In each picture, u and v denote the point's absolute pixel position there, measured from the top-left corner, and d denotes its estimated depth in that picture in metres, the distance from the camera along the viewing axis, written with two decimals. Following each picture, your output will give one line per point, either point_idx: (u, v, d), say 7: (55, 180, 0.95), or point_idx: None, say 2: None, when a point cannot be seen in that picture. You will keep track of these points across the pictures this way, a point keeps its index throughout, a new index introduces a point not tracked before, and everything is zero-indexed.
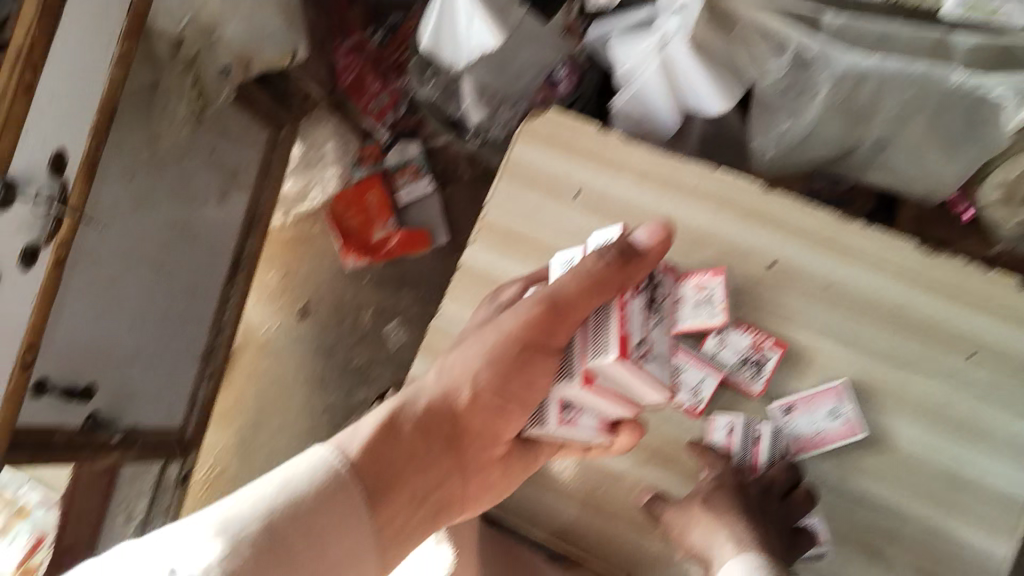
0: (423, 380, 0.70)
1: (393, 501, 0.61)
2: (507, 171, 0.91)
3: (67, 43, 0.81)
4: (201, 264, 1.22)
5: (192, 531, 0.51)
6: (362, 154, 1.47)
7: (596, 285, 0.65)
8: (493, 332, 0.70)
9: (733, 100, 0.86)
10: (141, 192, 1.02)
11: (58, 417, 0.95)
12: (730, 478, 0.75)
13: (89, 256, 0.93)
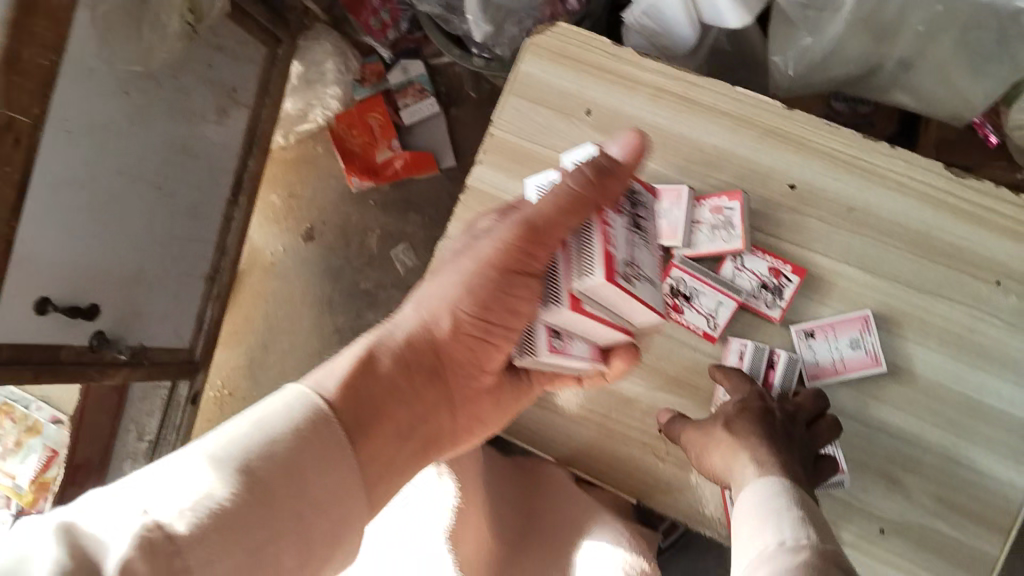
0: (400, 314, 0.70)
1: (380, 433, 0.60)
2: (515, 88, 0.87)
3: None
4: (203, 185, 1.18)
5: (170, 471, 0.48)
6: (363, 73, 1.44)
7: (571, 205, 0.62)
8: (468, 260, 0.69)
9: (751, 15, 0.81)
10: (135, 109, 0.98)
11: (63, 334, 0.93)
12: (754, 400, 0.71)
13: (82, 177, 0.90)
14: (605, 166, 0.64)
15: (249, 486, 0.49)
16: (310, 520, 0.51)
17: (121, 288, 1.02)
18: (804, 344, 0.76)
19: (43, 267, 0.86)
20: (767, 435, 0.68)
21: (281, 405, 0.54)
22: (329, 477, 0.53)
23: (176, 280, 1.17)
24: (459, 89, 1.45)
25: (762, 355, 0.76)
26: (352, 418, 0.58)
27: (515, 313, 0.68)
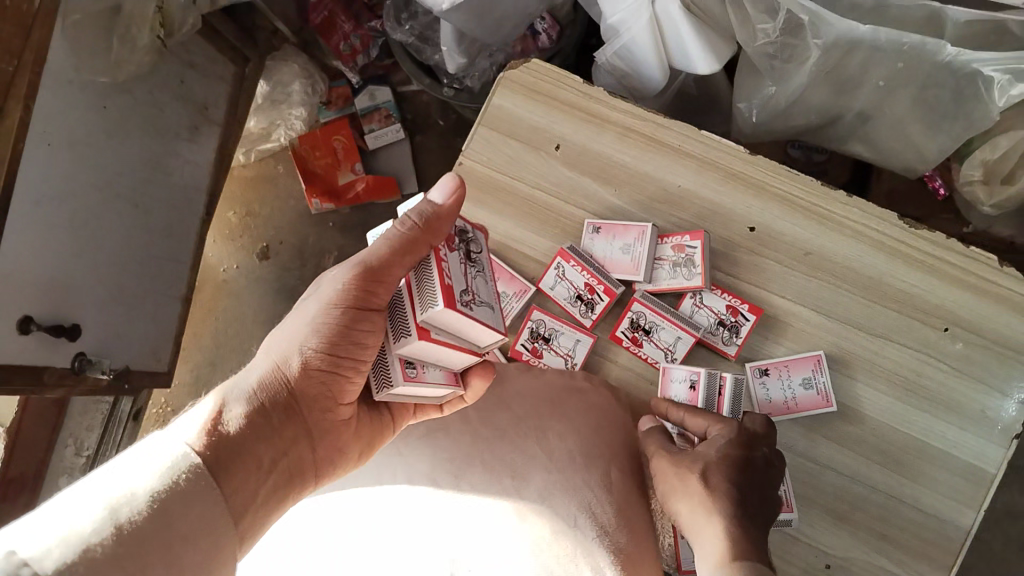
0: (250, 365, 0.65)
1: (237, 473, 0.56)
2: (486, 119, 0.89)
3: None
4: (176, 203, 1.16)
5: (46, 516, 0.46)
6: (330, 96, 1.44)
7: (401, 248, 0.59)
8: (312, 305, 0.64)
9: (718, 62, 0.83)
10: (110, 123, 0.98)
11: (46, 355, 0.90)
12: (734, 434, 0.70)
13: (59, 188, 0.89)
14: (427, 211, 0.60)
15: (127, 520, 0.47)
16: (183, 554, 0.48)
17: (104, 302, 1.01)
18: (757, 382, 0.79)
19: (22, 280, 0.85)
20: (738, 477, 0.66)
21: (150, 447, 0.53)
22: (197, 507, 0.51)
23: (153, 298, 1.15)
24: (426, 117, 1.46)
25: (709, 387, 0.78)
26: (212, 459, 0.54)
27: (365, 349, 0.63)
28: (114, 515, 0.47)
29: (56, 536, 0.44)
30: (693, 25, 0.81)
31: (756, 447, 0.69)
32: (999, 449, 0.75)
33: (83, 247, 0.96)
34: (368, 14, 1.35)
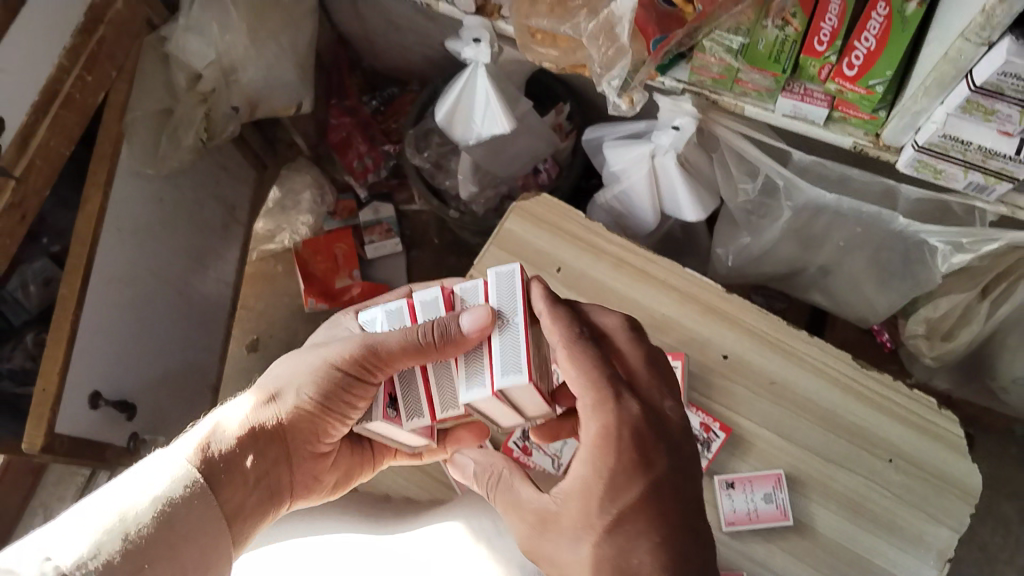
0: (248, 395, 0.76)
1: (228, 488, 0.67)
2: (497, 240, 0.99)
3: (22, 34, 0.90)
4: (197, 294, 1.25)
5: (70, 524, 0.58)
6: (336, 207, 1.56)
7: (413, 349, 0.67)
8: (317, 358, 0.74)
9: (703, 212, 0.95)
10: (157, 219, 1.14)
11: (106, 431, 1.04)
12: (618, 458, 0.62)
13: (123, 274, 1.07)
14: (450, 335, 0.66)
15: (133, 526, 0.59)
16: (181, 552, 0.60)
17: (139, 377, 1.11)
18: (723, 494, 0.88)
19: (93, 365, 1.01)
20: (659, 536, 0.60)
21: (155, 462, 0.64)
22: (195, 512, 0.63)
23: (185, 382, 1.23)
24: (424, 234, 1.58)
25: (501, 279, 0.70)
26: (205, 473, 0.65)
27: (354, 406, 0.73)
28: (123, 520, 0.59)
29: (77, 539, 0.56)
30: (686, 183, 0.92)
31: (654, 463, 0.63)
32: (933, 572, 0.83)
33: (122, 324, 1.07)
34: (383, 138, 1.48)
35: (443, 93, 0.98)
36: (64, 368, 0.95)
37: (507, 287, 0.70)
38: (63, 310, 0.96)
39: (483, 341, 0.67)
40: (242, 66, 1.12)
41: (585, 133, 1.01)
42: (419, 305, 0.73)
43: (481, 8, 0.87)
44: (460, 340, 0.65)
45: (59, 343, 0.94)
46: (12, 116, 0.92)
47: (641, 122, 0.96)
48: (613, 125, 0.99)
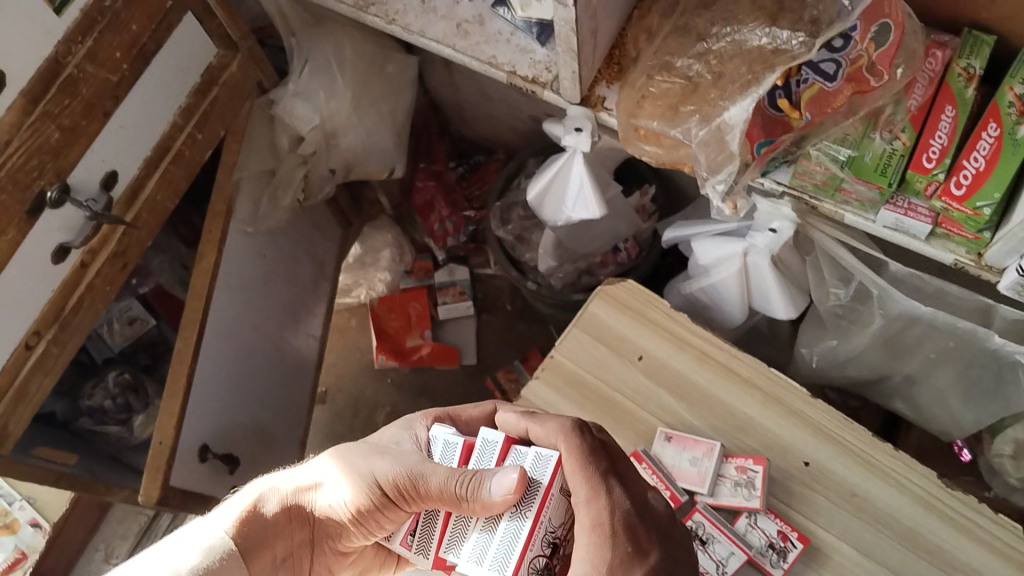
0: (295, 473, 0.82)
1: (258, 563, 0.75)
2: (579, 321, 1.00)
3: (146, 97, 0.95)
4: (281, 349, 1.29)
5: None
6: (413, 266, 1.58)
7: (447, 496, 0.68)
8: (365, 466, 0.77)
9: (792, 310, 0.94)
10: (258, 274, 1.17)
11: (203, 484, 1.08)
12: (615, 552, 0.65)
13: (228, 329, 1.11)
14: (482, 500, 0.65)
15: None
16: None
17: (228, 428, 1.14)
18: None
19: (203, 419, 1.07)
20: None
21: (200, 532, 0.74)
22: None
23: (267, 435, 1.25)
24: (496, 298, 1.58)
25: (542, 462, 0.68)
26: (241, 544, 0.75)
27: (381, 526, 0.75)
28: None
29: None
30: (778, 281, 0.92)
31: (650, 555, 0.67)
32: None
33: (220, 376, 1.10)
34: (465, 204, 1.52)
35: (535, 175, 0.99)
36: (179, 422, 1.01)
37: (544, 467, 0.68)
38: (179, 363, 1.02)
39: (495, 514, 0.65)
40: (343, 132, 1.16)
41: (665, 232, 1.01)
42: (478, 444, 0.72)
43: (585, 100, 0.89)
44: (489, 506, 0.65)
45: (177, 388, 1.01)
46: (123, 171, 0.96)
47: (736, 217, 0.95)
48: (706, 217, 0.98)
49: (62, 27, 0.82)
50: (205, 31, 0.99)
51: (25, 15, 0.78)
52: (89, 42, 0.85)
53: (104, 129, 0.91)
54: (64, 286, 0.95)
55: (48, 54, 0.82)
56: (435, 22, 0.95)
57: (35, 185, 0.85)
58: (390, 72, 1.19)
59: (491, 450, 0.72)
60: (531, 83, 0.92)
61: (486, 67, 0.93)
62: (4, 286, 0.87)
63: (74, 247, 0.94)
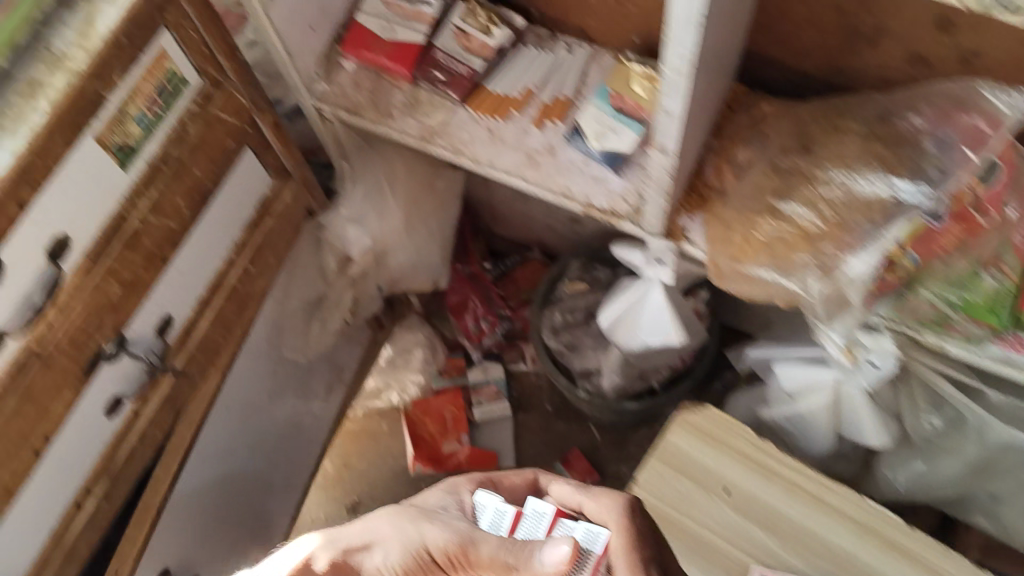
0: (351, 531, 0.77)
1: None
2: (657, 453, 0.93)
3: (203, 235, 0.89)
4: (276, 452, 1.24)
5: None
6: (446, 365, 1.53)
7: (498, 565, 0.65)
8: (411, 530, 0.74)
9: (887, 438, 0.91)
10: (261, 393, 1.12)
11: None
12: None
13: (217, 450, 1.06)
14: (531, 568, 0.62)
15: None
16: None
17: None
18: None
19: (170, 540, 1.00)
20: None
21: None
22: None
23: (241, 536, 1.21)
24: (533, 397, 1.53)
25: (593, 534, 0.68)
26: None
27: None
28: None
29: None
30: (874, 412, 0.89)
31: None
32: None
33: (199, 496, 1.05)
34: (500, 303, 1.48)
35: (608, 300, 0.97)
36: None
37: (597, 538, 0.68)
38: None
39: None
40: (392, 248, 1.13)
41: (751, 348, 1.02)
42: (528, 514, 0.71)
43: (669, 232, 0.85)
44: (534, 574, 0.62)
45: None
46: (179, 313, 0.91)
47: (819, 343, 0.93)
48: (789, 343, 0.96)
49: (128, 181, 0.76)
50: (260, 163, 0.95)
51: (92, 175, 0.72)
52: (152, 195, 0.79)
53: (163, 275, 0.85)
54: (116, 440, 0.87)
55: (112, 210, 0.76)
56: (505, 152, 0.93)
57: (93, 344, 0.78)
58: (439, 187, 1.16)
59: (539, 514, 0.70)
60: (609, 214, 0.89)
61: (560, 198, 0.91)
62: (63, 452, 0.80)
63: (127, 398, 0.87)
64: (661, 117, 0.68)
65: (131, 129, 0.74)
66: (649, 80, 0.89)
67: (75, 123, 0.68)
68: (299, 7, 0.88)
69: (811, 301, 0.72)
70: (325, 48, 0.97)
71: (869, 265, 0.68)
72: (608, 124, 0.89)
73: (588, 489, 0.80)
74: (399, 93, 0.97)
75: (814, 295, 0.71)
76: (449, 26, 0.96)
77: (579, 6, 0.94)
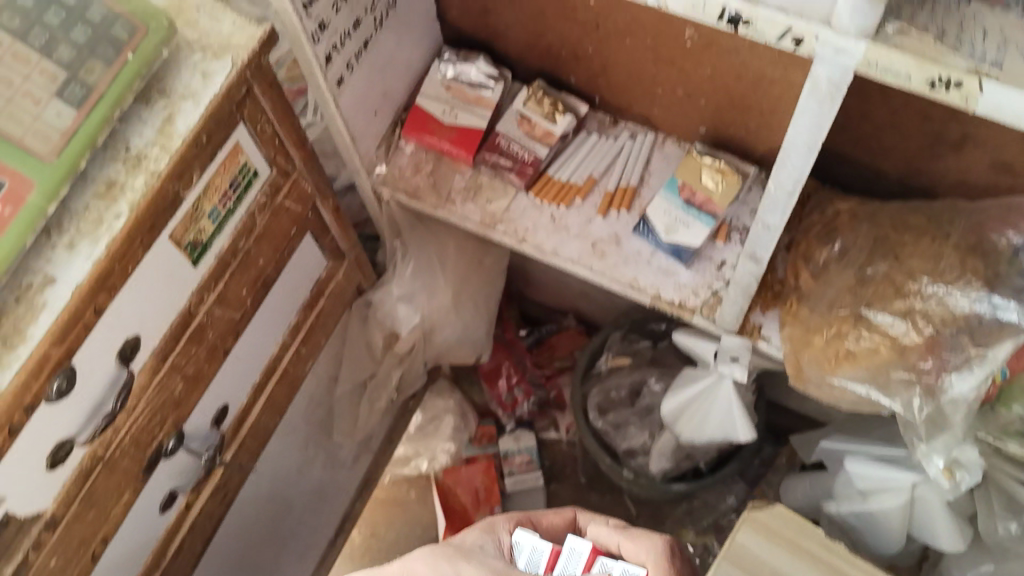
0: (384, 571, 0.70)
1: None
2: (726, 553, 0.86)
3: (260, 322, 0.86)
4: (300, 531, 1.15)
5: None
6: (476, 433, 1.44)
7: None
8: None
9: (962, 543, 0.88)
10: (299, 466, 1.06)
11: None
12: None
13: (243, 526, 0.98)
14: None
15: None
16: None
17: None
18: None
19: None
20: None
21: None
22: None
23: None
24: (565, 467, 1.44)
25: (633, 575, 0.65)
26: None
27: None
28: None
29: None
30: (949, 515, 0.87)
31: None
32: None
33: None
34: (535, 372, 1.45)
35: (673, 389, 0.94)
36: None
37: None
38: None
39: None
40: (439, 325, 1.10)
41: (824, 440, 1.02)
42: (564, 555, 0.67)
43: (741, 328, 0.83)
44: None
45: None
46: (234, 401, 0.88)
47: (899, 445, 0.91)
48: (860, 442, 0.95)
49: (196, 277, 0.73)
50: (318, 247, 0.92)
51: (165, 275, 0.69)
52: (219, 288, 0.77)
53: (222, 366, 0.82)
54: (167, 536, 0.83)
55: (181, 306, 0.73)
56: (569, 240, 0.91)
57: (154, 441, 0.76)
58: (488, 264, 1.14)
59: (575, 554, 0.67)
60: (679, 308, 0.86)
61: (627, 289, 0.88)
62: (121, 549, 0.77)
63: (181, 492, 0.84)
64: (758, 229, 0.67)
65: (204, 225, 0.71)
66: (719, 173, 0.87)
67: (153, 225, 0.64)
68: (365, 95, 0.87)
69: (912, 418, 0.71)
70: (385, 131, 0.96)
71: (972, 384, 0.68)
72: (678, 217, 0.87)
73: (625, 529, 0.74)
74: (460, 177, 0.95)
75: (917, 414, 0.71)
76: (512, 111, 0.94)
77: (645, 97, 0.92)
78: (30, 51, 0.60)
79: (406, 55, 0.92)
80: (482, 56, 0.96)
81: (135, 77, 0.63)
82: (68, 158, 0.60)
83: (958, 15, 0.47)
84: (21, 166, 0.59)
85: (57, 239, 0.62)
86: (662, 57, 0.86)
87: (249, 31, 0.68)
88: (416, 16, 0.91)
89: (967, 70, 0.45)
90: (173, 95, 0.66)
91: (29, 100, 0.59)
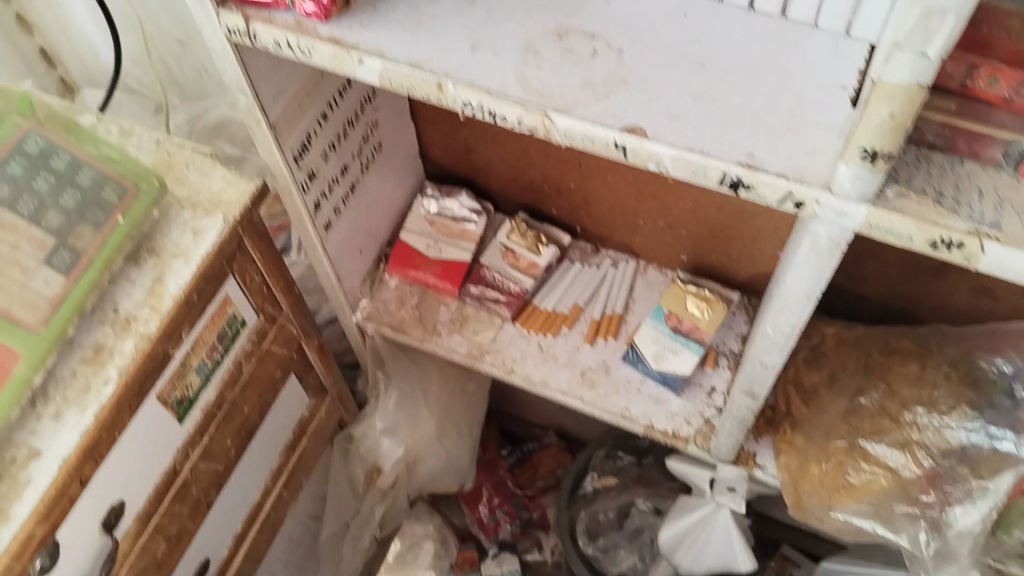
0: None
1: None
2: None
3: (243, 470, 0.83)
4: None
5: None
6: (457, 559, 1.33)
7: None
8: None
9: None
10: None
11: None
12: None
13: None
14: None
15: None
16: None
17: None
18: None
19: None
20: None
21: None
22: None
23: None
24: None
25: None
26: None
27: None
28: None
29: None
30: None
31: None
32: None
33: None
34: (518, 493, 1.40)
35: (670, 518, 0.93)
36: None
37: None
38: None
39: None
40: (423, 456, 1.07)
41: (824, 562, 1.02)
42: None
43: (737, 457, 0.81)
44: None
45: None
46: (215, 554, 0.83)
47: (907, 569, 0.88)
48: (863, 565, 0.94)
49: (182, 434, 0.70)
50: (303, 387, 0.90)
51: (149, 438, 0.66)
52: (204, 442, 0.74)
53: (204, 520, 0.78)
54: None
55: (165, 465, 0.70)
56: (558, 369, 0.90)
57: None
58: (471, 390, 1.12)
59: None
60: (672, 437, 0.85)
61: (619, 419, 0.87)
62: None
63: None
64: (756, 367, 0.67)
65: (191, 380, 0.69)
66: (704, 301, 0.87)
67: (140, 388, 0.62)
68: (351, 235, 0.88)
69: (918, 554, 0.71)
70: (370, 266, 0.97)
71: (976, 517, 0.69)
72: (666, 344, 0.86)
73: None
74: (445, 309, 0.95)
75: (924, 549, 0.70)
76: (497, 243, 0.96)
77: (627, 226, 0.94)
78: (17, 218, 0.59)
79: (388, 192, 0.95)
80: (465, 191, 0.99)
81: (124, 240, 0.62)
82: (55, 328, 0.59)
83: (953, 174, 0.48)
84: (9, 340, 0.57)
85: (42, 409, 0.59)
86: (642, 190, 0.88)
87: (241, 186, 0.68)
88: (399, 155, 0.94)
89: (967, 232, 0.46)
90: (164, 254, 0.65)
91: (17, 269, 0.58)
